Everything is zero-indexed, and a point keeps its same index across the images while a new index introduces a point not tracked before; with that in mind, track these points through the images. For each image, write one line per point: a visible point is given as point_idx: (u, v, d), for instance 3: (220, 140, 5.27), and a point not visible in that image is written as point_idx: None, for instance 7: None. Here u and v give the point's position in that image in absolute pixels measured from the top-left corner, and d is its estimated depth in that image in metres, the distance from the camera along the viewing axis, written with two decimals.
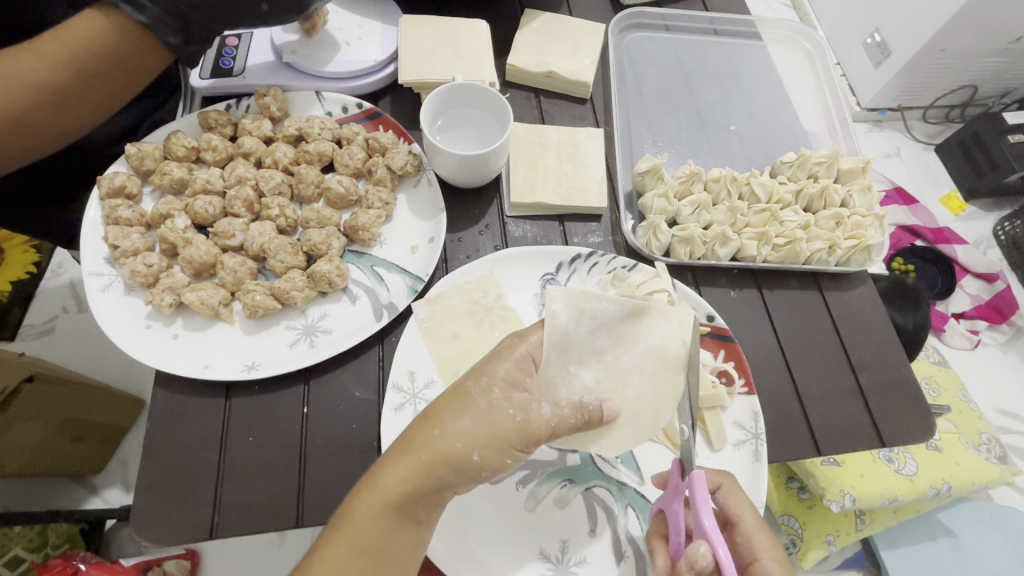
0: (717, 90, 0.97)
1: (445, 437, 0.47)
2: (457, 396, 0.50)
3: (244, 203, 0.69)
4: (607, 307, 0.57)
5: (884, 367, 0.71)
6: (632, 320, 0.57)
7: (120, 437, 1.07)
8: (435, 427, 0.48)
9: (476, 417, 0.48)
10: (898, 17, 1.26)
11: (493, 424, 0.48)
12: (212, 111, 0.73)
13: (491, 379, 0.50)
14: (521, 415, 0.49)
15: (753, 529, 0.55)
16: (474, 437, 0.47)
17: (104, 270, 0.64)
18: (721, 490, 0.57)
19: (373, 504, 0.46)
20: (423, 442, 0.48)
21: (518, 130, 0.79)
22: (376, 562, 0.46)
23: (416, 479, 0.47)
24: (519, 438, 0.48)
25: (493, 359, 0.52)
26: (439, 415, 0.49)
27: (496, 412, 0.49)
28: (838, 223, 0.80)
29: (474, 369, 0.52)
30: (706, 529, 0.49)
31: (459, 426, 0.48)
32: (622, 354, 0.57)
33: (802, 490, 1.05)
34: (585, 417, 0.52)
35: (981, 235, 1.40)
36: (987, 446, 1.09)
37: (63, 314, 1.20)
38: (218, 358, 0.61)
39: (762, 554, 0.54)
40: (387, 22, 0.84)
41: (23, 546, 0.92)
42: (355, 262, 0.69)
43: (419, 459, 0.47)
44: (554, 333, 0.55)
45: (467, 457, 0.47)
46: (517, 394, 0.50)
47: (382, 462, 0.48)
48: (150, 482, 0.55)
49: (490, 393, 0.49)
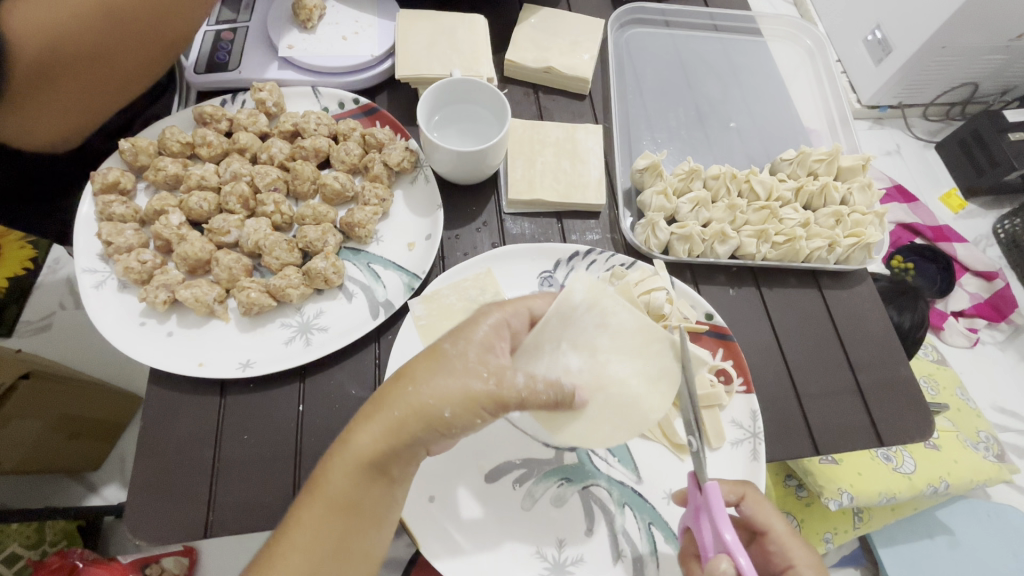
0: (718, 86, 0.97)
1: (419, 393, 0.47)
2: (432, 356, 0.49)
3: (239, 199, 0.68)
4: (621, 312, 0.56)
5: (883, 366, 0.71)
6: (640, 331, 0.56)
7: (117, 434, 1.07)
8: (409, 383, 0.48)
9: (451, 374, 0.48)
10: (898, 14, 1.25)
11: (463, 383, 0.47)
12: (206, 107, 0.72)
13: (467, 343, 0.50)
14: (494, 380, 0.48)
15: (785, 536, 0.56)
16: (446, 394, 0.47)
17: (96, 268, 0.64)
18: (747, 501, 0.56)
19: (350, 464, 0.47)
20: (395, 400, 0.48)
21: (515, 126, 0.78)
22: (348, 517, 0.47)
23: (389, 436, 0.47)
24: (488, 401, 0.48)
25: (467, 326, 0.51)
26: (413, 373, 0.48)
27: (470, 371, 0.48)
28: (837, 221, 0.79)
29: (451, 332, 0.51)
30: (727, 543, 0.49)
31: (433, 382, 0.48)
32: (621, 337, 0.56)
33: (800, 488, 1.04)
34: (555, 392, 0.51)
35: (981, 234, 1.39)
36: (985, 444, 1.09)
37: (60, 310, 1.19)
38: (212, 357, 0.60)
39: (798, 561, 0.55)
40: (384, 16, 0.84)
41: (20, 542, 0.91)
42: (350, 259, 0.68)
43: (395, 418, 0.47)
44: (560, 307, 0.55)
45: (440, 412, 0.47)
46: (492, 359, 0.50)
47: (358, 422, 0.48)
48: (142, 482, 0.55)
49: (469, 352, 0.49)
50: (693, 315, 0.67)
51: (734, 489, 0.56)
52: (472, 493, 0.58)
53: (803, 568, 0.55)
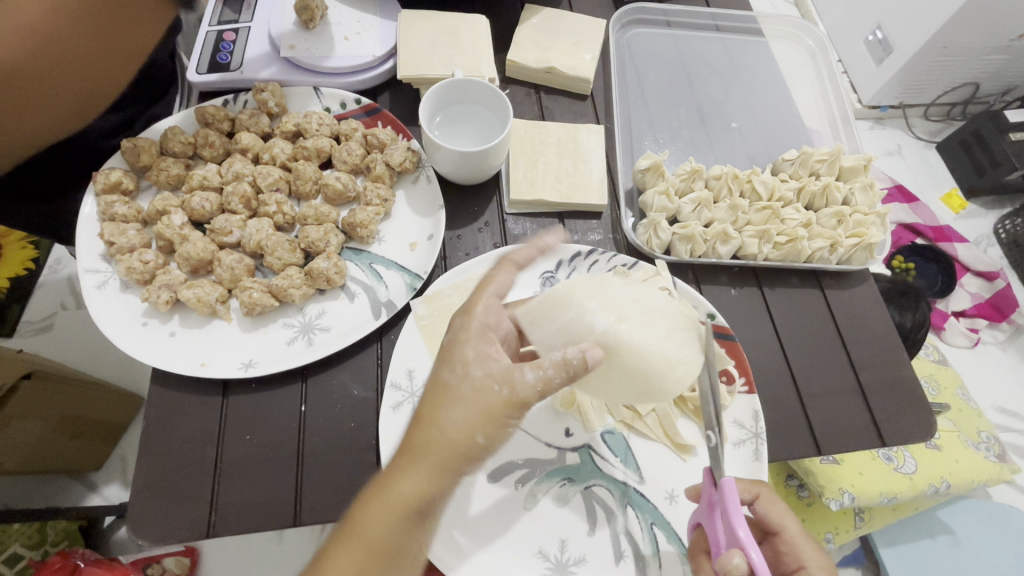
0: (719, 87, 0.97)
1: (444, 433, 0.47)
2: (439, 392, 0.48)
3: (241, 199, 0.68)
4: (655, 296, 0.59)
5: (885, 366, 0.71)
6: (673, 315, 0.58)
7: (119, 434, 1.07)
8: (432, 425, 0.47)
9: (467, 406, 0.48)
10: (898, 15, 1.26)
11: (481, 402, 0.48)
12: (208, 106, 0.72)
13: (465, 368, 0.49)
14: (506, 387, 0.48)
15: (797, 536, 0.56)
16: (471, 423, 0.47)
17: (99, 268, 0.64)
18: (761, 500, 0.57)
19: (388, 509, 0.45)
20: (426, 443, 0.47)
21: (518, 126, 0.78)
22: (389, 564, 0.44)
23: (431, 481, 0.46)
24: (509, 410, 0.48)
25: (455, 346, 0.51)
26: (432, 414, 0.48)
27: (482, 391, 0.48)
28: (839, 221, 0.79)
29: (443, 360, 0.51)
30: (740, 538, 0.49)
31: (451, 417, 0.47)
32: (652, 316, 0.57)
33: (801, 488, 1.03)
34: (569, 374, 0.49)
35: (982, 234, 1.39)
36: (986, 444, 1.09)
37: (62, 310, 1.19)
38: (215, 356, 0.60)
39: (808, 561, 0.55)
40: (386, 17, 0.84)
41: (22, 542, 0.92)
42: (353, 259, 0.68)
43: (432, 462, 0.46)
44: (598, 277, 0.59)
45: (473, 441, 0.47)
46: (496, 368, 0.49)
47: (393, 468, 0.46)
48: (145, 483, 0.55)
49: (474, 378, 0.49)
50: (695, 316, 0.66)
51: (749, 488, 0.57)
52: (474, 493, 0.58)
53: (814, 569, 0.55)
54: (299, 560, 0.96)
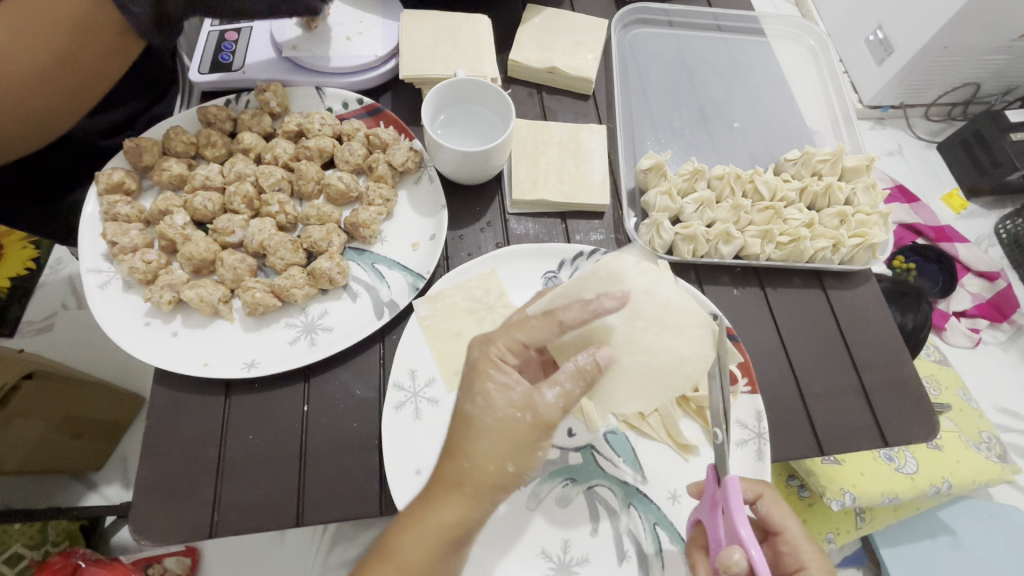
0: (720, 86, 0.97)
1: (476, 467, 0.46)
2: (465, 424, 0.48)
3: (243, 199, 0.68)
4: (669, 288, 0.57)
5: (887, 366, 0.71)
6: (685, 310, 0.57)
7: (119, 434, 1.07)
8: (464, 458, 0.46)
9: (495, 437, 0.47)
10: (900, 15, 1.26)
11: (507, 431, 0.47)
12: (211, 106, 0.72)
13: (487, 398, 0.48)
14: (529, 413, 0.47)
15: (798, 537, 0.56)
16: (501, 454, 0.46)
17: (101, 268, 0.64)
18: (764, 499, 0.57)
19: (427, 539, 0.45)
20: (458, 478, 0.46)
21: (519, 126, 0.78)
22: None
23: (468, 512, 0.46)
24: (537, 435, 0.47)
25: (475, 375, 0.49)
26: (462, 447, 0.47)
27: (506, 420, 0.47)
28: (842, 221, 0.79)
29: (464, 392, 0.49)
30: (742, 536, 0.49)
31: (481, 449, 0.46)
32: (666, 311, 0.57)
33: (802, 488, 1.03)
34: (585, 384, 0.49)
35: (982, 234, 1.39)
36: (988, 444, 1.09)
37: (62, 310, 1.19)
38: (217, 356, 0.60)
39: (809, 562, 0.55)
40: (388, 17, 0.84)
41: (23, 542, 0.91)
42: (355, 259, 0.68)
43: (467, 494, 0.46)
44: (612, 263, 0.58)
45: (505, 469, 0.47)
46: (515, 392, 0.48)
47: (430, 500, 0.46)
48: (148, 482, 0.55)
49: (498, 408, 0.47)
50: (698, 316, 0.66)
51: (752, 486, 0.57)
52: None
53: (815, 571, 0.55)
54: (298, 562, 0.95)
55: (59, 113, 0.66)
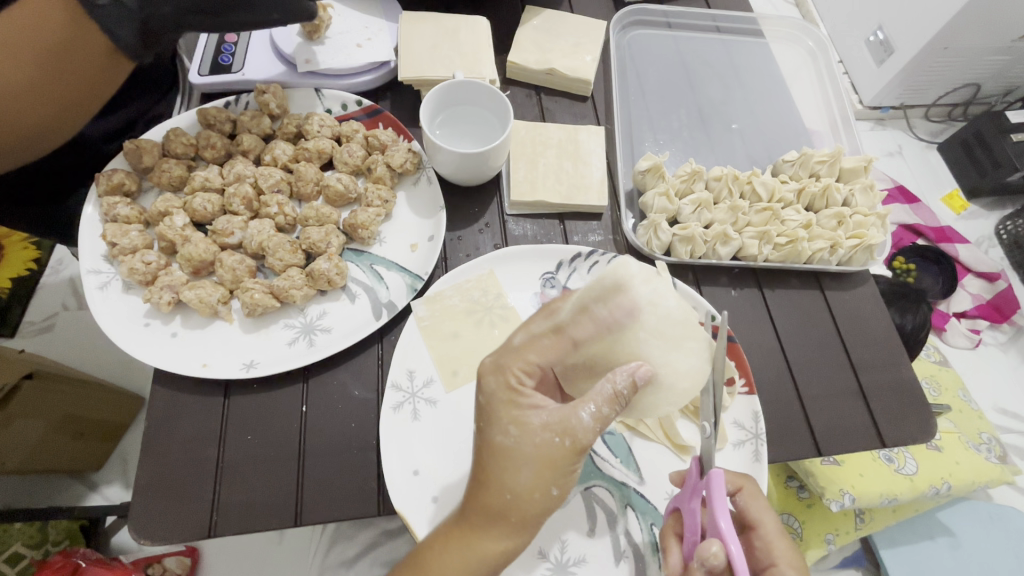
0: (719, 87, 0.97)
1: (518, 497, 0.48)
2: (501, 457, 0.48)
3: (242, 201, 0.69)
4: (670, 300, 0.55)
5: (885, 367, 0.71)
6: (686, 322, 0.55)
7: (119, 434, 1.07)
8: (504, 491, 0.48)
9: (534, 466, 0.48)
10: (900, 16, 1.26)
11: (547, 458, 0.48)
12: (210, 108, 0.72)
13: (521, 432, 0.48)
14: (566, 438, 0.48)
15: (772, 535, 0.57)
16: (541, 481, 0.48)
17: (102, 269, 0.64)
18: (743, 493, 0.57)
19: (472, 563, 0.48)
20: (503, 509, 0.48)
21: (518, 128, 0.78)
22: None
23: (513, 540, 0.49)
24: (572, 458, 0.48)
25: (498, 405, 0.49)
26: (500, 481, 0.48)
27: (543, 446, 0.48)
28: (839, 222, 0.79)
29: (489, 422, 0.49)
30: (722, 529, 0.49)
31: (521, 480, 0.48)
32: (666, 324, 0.55)
33: (801, 489, 1.03)
34: (621, 407, 0.49)
35: (983, 235, 1.39)
36: (987, 445, 1.08)
37: (63, 311, 1.20)
38: (216, 358, 0.60)
39: (780, 559, 0.56)
40: (388, 19, 0.84)
41: (23, 542, 0.92)
42: (354, 260, 0.69)
43: (513, 523, 0.48)
44: (618, 271, 0.54)
45: (548, 492, 0.48)
46: (546, 419, 0.48)
47: (472, 528, 0.49)
48: (147, 482, 0.55)
49: (533, 434, 0.48)
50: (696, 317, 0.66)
51: (732, 479, 0.57)
52: None
53: (784, 567, 0.55)
54: (297, 562, 0.95)
55: (48, 126, 0.64)
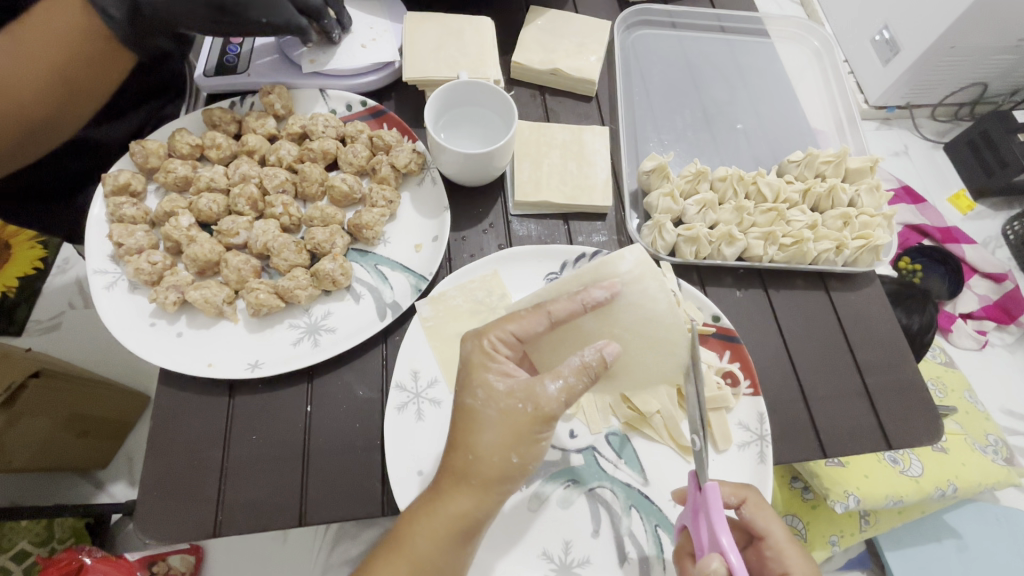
0: (724, 88, 0.96)
1: (479, 458, 0.48)
2: (466, 419, 0.49)
3: (247, 202, 0.69)
4: (659, 302, 0.56)
5: (891, 369, 0.70)
6: (671, 326, 0.56)
7: (125, 432, 1.08)
8: (468, 451, 0.48)
9: (498, 429, 0.48)
10: (907, 14, 1.25)
11: (511, 424, 0.48)
12: (216, 108, 0.73)
13: (489, 399, 0.49)
14: (530, 405, 0.48)
15: (782, 543, 0.57)
16: (504, 445, 0.48)
17: (108, 269, 0.64)
18: (747, 504, 0.56)
19: (437, 525, 0.47)
20: (462, 468, 0.48)
21: (522, 128, 0.78)
22: None
23: (475, 503, 0.48)
24: (537, 426, 0.48)
25: (473, 367, 0.50)
26: (464, 438, 0.48)
27: (508, 411, 0.48)
28: (845, 222, 0.79)
29: (463, 385, 0.50)
30: (722, 544, 0.49)
31: (484, 441, 0.48)
32: (648, 326, 0.56)
33: (806, 490, 1.03)
34: (589, 379, 0.50)
35: (990, 235, 1.38)
36: (994, 447, 1.08)
37: (69, 309, 1.20)
38: (222, 357, 0.61)
39: (792, 568, 0.56)
40: (393, 20, 0.84)
41: (29, 539, 0.92)
42: (358, 260, 0.69)
43: (473, 485, 0.48)
44: (600, 268, 0.56)
45: (509, 459, 0.48)
46: (512, 385, 0.49)
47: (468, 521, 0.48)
48: (154, 481, 0.55)
49: (498, 399, 0.48)
50: (699, 317, 0.66)
51: (736, 492, 0.56)
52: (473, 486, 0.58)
53: None
54: (300, 558, 0.95)
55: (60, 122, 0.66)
